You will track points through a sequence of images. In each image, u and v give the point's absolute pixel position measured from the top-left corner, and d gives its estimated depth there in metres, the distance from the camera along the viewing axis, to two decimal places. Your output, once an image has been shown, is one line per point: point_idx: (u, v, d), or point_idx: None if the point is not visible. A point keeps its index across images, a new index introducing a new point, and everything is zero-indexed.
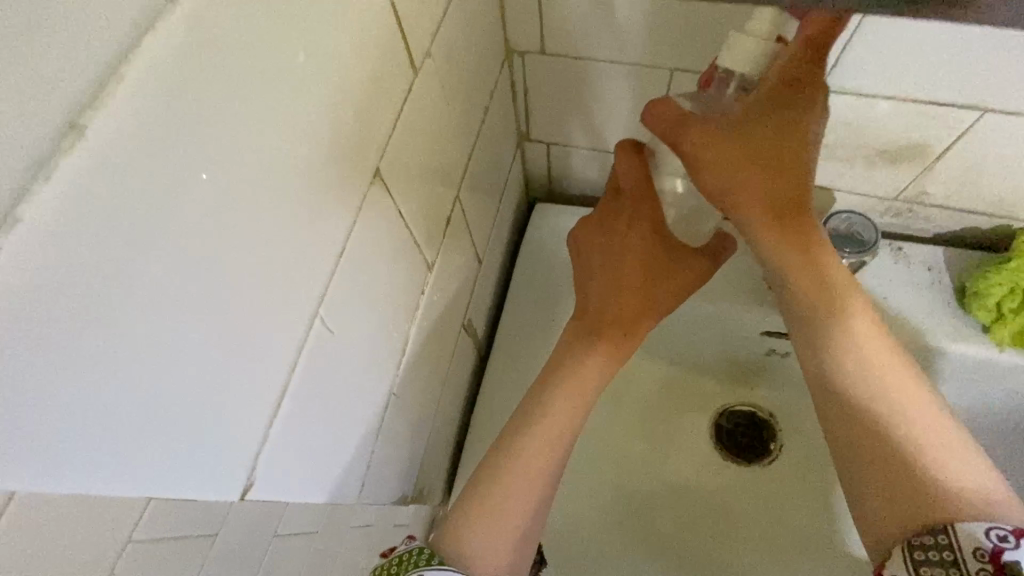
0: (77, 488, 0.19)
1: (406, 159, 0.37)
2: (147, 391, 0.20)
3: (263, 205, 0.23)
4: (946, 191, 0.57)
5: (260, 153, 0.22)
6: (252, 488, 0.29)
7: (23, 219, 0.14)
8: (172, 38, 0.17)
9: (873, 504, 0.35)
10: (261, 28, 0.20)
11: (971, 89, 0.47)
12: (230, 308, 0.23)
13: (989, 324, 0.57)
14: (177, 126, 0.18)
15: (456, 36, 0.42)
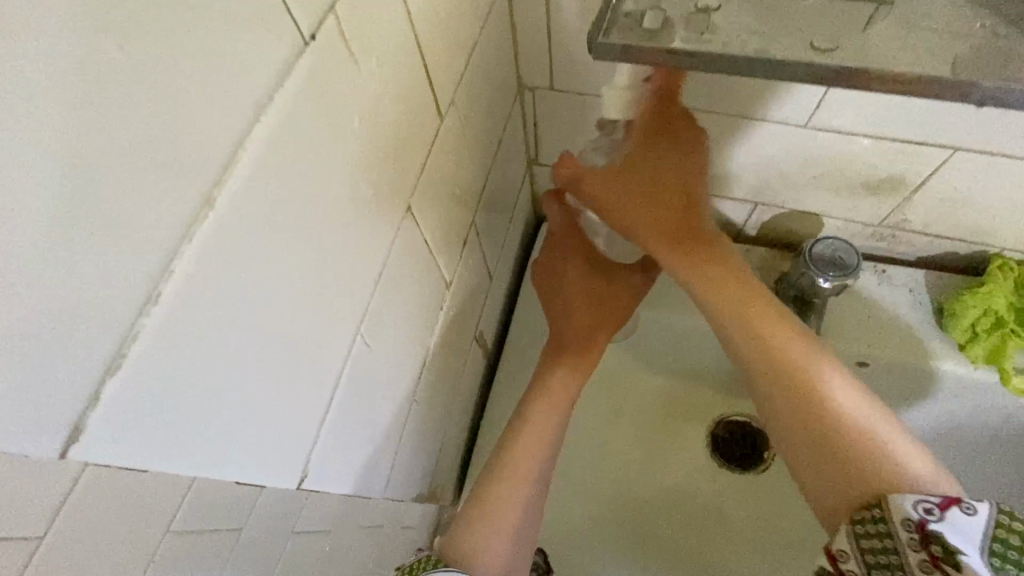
0: (183, 473, 0.24)
1: (431, 193, 0.42)
2: (239, 399, 0.26)
3: (321, 244, 0.28)
4: (925, 219, 0.61)
5: (320, 203, 0.27)
6: (307, 478, 0.34)
7: (174, 270, 0.20)
8: (267, 129, 0.22)
9: (823, 491, 0.38)
10: (324, 105, 0.26)
11: (942, 130, 0.52)
12: (299, 333, 0.28)
13: (964, 343, 0.61)
14: (268, 190, 0.23)
15: (476, 82, 0.47)
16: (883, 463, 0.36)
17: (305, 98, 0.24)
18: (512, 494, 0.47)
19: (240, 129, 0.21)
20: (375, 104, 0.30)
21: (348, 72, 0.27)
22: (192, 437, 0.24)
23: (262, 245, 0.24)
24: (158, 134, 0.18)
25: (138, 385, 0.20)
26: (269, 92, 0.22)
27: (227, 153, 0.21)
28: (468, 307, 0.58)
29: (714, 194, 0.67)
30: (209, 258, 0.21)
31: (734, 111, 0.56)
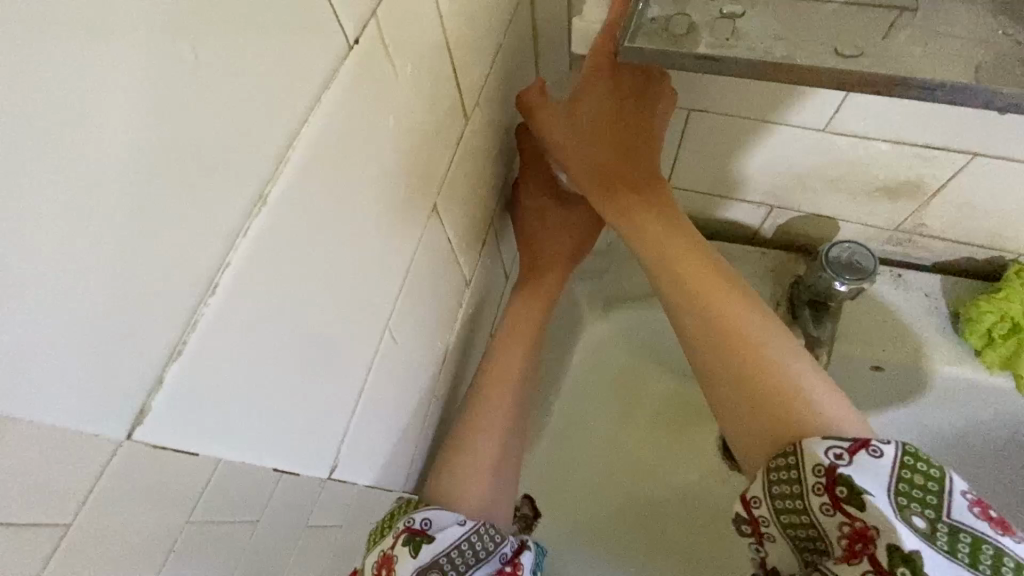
0: (227, 454, 0.26)
1: (456, 192, 0.43)
2: (279, 386, 0.27)
3: (356, 241, 0.29)
4: (943, 225, 0.61)
5: (358, 201, 0.28)
6: (336, 468, 0.35)
7: (230, 261, 0.22)
8: (314, 129, 0.24)
9: (745, 434, 0.38)
10: (365, 108, 0.27)
11: (961, 136, 0.52)
12: (337, 326, 0.30)
13: (980, 348, 0.61)
14: (311, 189, 0.25)
15: (500, 84, 0.48)
16: (801, 408, 0.36)
17: (346, 98, 0.25)
18: (485, 433, 0.50)
19: (289, 129, 0.23)
20: (410, 105, 0.31)
21: (385, 73, 0.28)
22: (235, 419, 0.26)
23: (305, 241, 0.25)
24: (216, 132, 0.20)
25: (190, 366, 0.22)
26: (316, 94, 0.24)
27: (277, 152, 0.23)
28: (489, 305, 0.59)
29: (731, 197, 0.68)
30: (257, 252, 0.23)
31: (753, 114, 0.56)
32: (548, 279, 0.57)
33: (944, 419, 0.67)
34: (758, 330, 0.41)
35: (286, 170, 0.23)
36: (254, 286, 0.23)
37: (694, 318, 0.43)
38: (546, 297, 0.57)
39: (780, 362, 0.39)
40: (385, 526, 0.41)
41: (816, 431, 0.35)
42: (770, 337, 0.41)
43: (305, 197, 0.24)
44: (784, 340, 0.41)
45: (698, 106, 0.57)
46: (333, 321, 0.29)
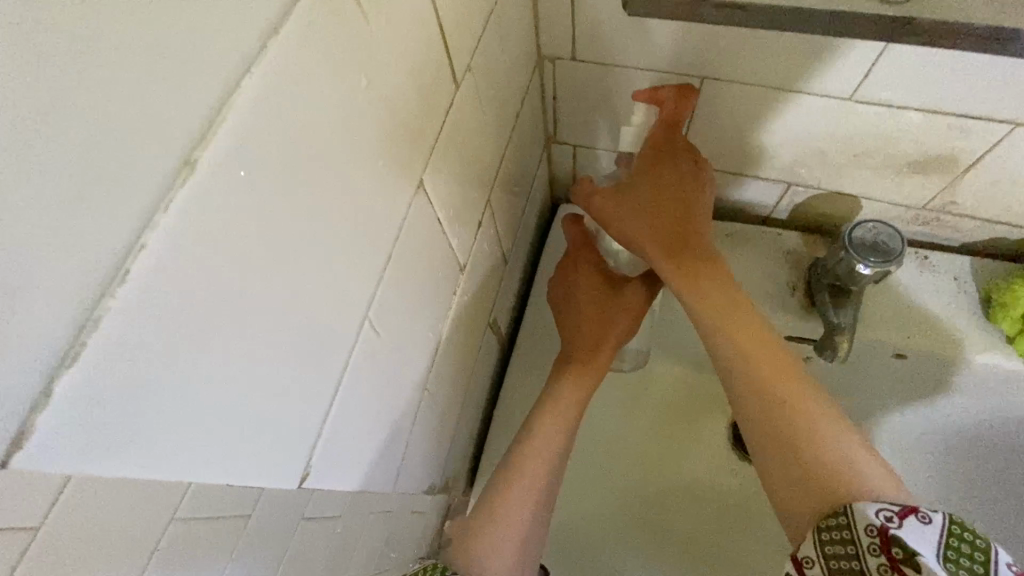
0: (167, 481, 0.22)
1: (447, 168, 0.39)
2: (232, 395, 0.23)
3: (323, 219, 0.25)
4: (976, 203, 0.57)
5: (324, 172, 0.24)
6: (309, 478, 0.31)
7: (145, 245, 0.17)
8: (261, 82, 0.19)
9: (793, 498, 0.39)
10: (335, 61, 0.23)
11: (1005, 103, 0.47)
12: (302, 320, 0.26)
13: (1013, 335, 0.57)
14: (260, 153, 0.20)
15: (493, 48, 0.43)
16: (842, 471, 0.38)
17: (303, 48, 0.21)
18: (518, 507, 0.49)
19: (228, 80, 0.18)
20: (385, 57, 0.27)
21: (357, 20, 0.24)
22: (176, 441, 0.21)
23: (252, 221, 0.21)
24: (124, 75, 0.15)
25: (105, 385, 0.17)
26: (264, 37, 0.19)
27: (212, 106, 0.18)
28: (485, 290, 0.55)
29: (745, 174, 0.63)
30: (188, 235, 0.18)
31: (772, 82, 0.52)
32: (600, 354, 0.58)
33: (969, 408, 0.63)
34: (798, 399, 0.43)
35: (223, 131, 0.18)
36: (190, 278, 0.19)
37: (744, 379, 0.45)
38: (598, 370, 0.58)
39: (821, 426, 0.41)
40: None
41: (861, 491, 0.36)
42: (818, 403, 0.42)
43: (251, 164, 0.20)
44: (831, 408, 0.42)
45: (714, 68, 0.52)
46: (296, 315, 0.25)
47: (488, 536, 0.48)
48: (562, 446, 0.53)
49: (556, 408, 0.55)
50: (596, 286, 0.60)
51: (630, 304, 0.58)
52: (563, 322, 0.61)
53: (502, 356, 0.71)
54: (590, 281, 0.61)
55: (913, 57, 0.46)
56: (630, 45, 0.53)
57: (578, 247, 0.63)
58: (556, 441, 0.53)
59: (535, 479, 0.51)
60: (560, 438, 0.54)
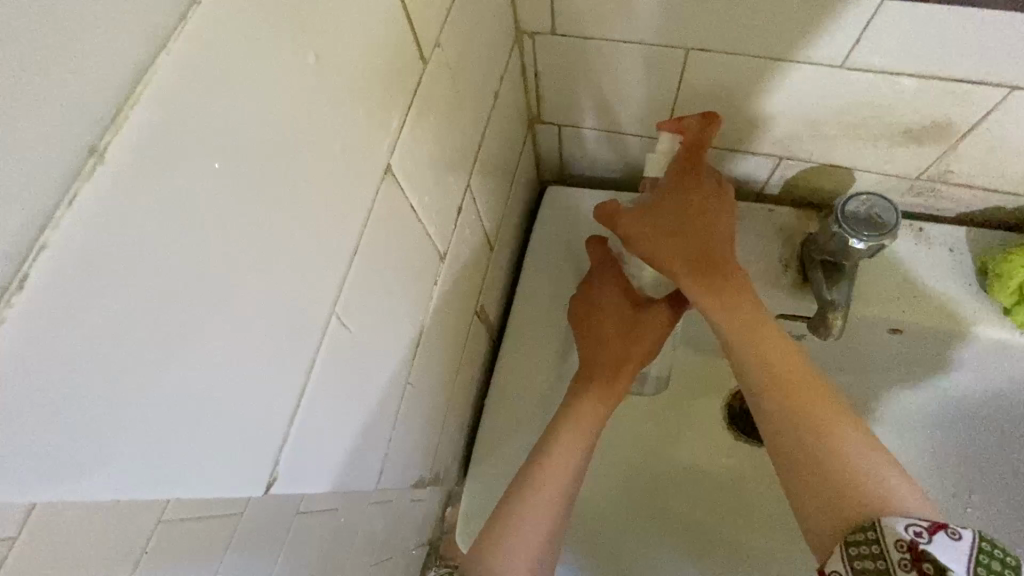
0: (104, 494, 0.20)
1: (419, 152, 0.37)
2: (168, 400, 0.22)
3: (266, 210, 0.24)
4: (972, 171, 0.55)
5: (264, 158, 0.23)
6: (276, 483, 0.30)
7: (49, 244, 0.15)
8: (177, 63, 0.18)
9: (815, 521, 0.39)
10: (271, 37, 0.22)
11: (997, 66, 0.45)
12: (249, 317, 0.25)
13: (1010, 306, 0.56)
14: (184, 138, 0.19)
15: (466, 23, 0.42)
16: (871, 494, 0.37)
17: (230, 23, 0.20)
18: (535, 518, 0.50)
19: (139, 57, 0.17)
20: (331, 33, 0.25)
21: None
22: (110, 448, 0.20)
23: (173, 214, 0.19)
24: (6, 56, 0.14)
25: (14, 394, 0.16)
26: (181, 10, 0.18)
27: (118, 87, 0.17)
28: (470, 278, 0.54)
29: (736, 149, 0.62)
30: (98, 232, 0.17)
31: (758, 51, 0.50)
32: (621, 377, 0.57)
33: (967, 382, 0.62)
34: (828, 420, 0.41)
35: (138, 117, 0.17)
36: (98, 281, 0.17)
37: (776, 404, 0.43)
38: (617, 393, 0.57)
39: (852, 450, 0.40)
40: None
41: (888, 509, 0.36)
42: (852, 424, 0.41)
43: (171, 154, 0.19)
44: (865, 427, 0.41)
45: (702, 36, 0.50)
46: (238, 313, 0.24)
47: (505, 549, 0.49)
48: (580, 459, 0.53)
49: (574, 428, 0.54)
50: (618, 304, 0.60)
51: (652, 324, 0.58)
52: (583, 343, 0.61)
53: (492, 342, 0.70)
54: (611, 298, 0.60)
55: (903, 18, 0.44)
56: (611, 16, 0.51)
57: (599, 266, 0.62)
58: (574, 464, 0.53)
59: (553, 500, 0.51)
60: (579, 458, 0.53)
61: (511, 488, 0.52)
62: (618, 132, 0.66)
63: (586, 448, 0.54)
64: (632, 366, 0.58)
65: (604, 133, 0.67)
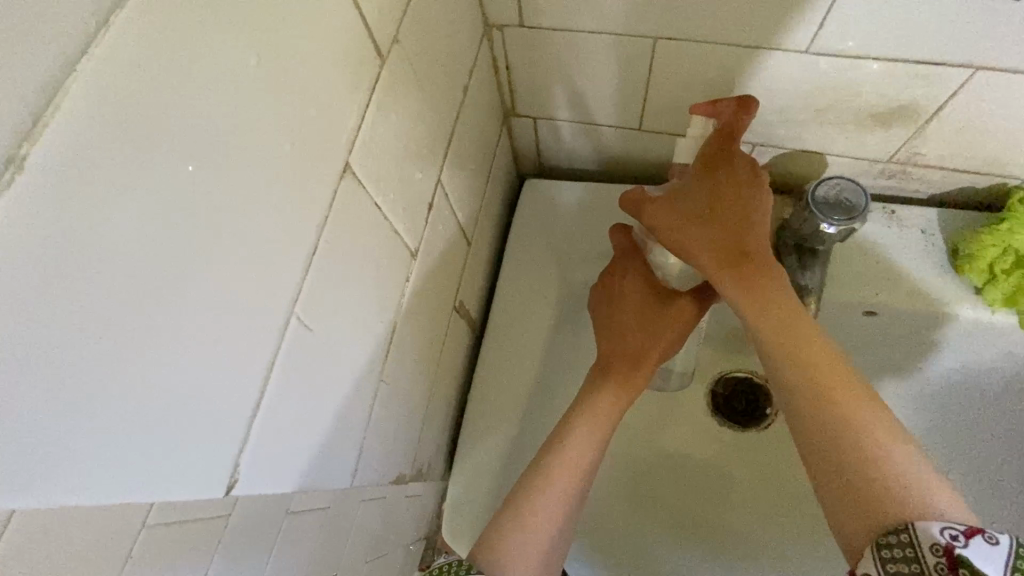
0: (52, 500, 0.21)
1: (381, 149, 0.37)
2: (112, 404, 0.22)
3: (213, 214, 0.24)
4: (940, 152, 0.56)
5: (207, 161, 0.23)
6: (237, 486, 0.30)
7: None
8: (98, 67, 0.18)
9: (843, 520, 0.37)
10: (209, 41, 0.22)
11: (958, 46, 0.46)
12: (201, 320, 0.25)
13: (981, 285, 0.57)
14: (112, 144, 0.19)
15: (427, 19, 0.41)
16: (905, 495, 0.36)
17: (159, 28, 0.20)
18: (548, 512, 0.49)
19: (60, 64, 0.17)
20: (276, 31, 0.26)
21: None
22: (60, 452, 0.20)
23: (103, 218, 0.19)
24: None
25: None
26: (103, 17, 0.18)
27: (37, 96, 0.17)
28: (445, 274, 0.54)
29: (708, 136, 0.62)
30: (25, 239, 0.17)
31: (724, 38, 0.50)
32: (641, 369, 0.57)
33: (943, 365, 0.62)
34: (865, 417, 0.40)
35: (60, 124, 0.17)
36: (27, 287, 0.18)
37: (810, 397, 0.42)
38: (636, 387, 0.57)
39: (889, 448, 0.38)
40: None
41: (923, 510, 0.35)
42: (889, 422, 0.40)
43: (94, 158, 0.19)
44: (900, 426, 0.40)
45: (667, 24, 0.50)
46: (187, 314, 0.24)
47: (513, 544, 0.47)
48: (596, 451, 0.53)
49: (588, 427, 0.53)
50: (640, 295, 0.59)
51: (676, 316, 0.58)
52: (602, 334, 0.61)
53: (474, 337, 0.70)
54: (631, 289, 0.60)
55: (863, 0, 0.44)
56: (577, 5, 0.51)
57: (622, 255, 0.62)
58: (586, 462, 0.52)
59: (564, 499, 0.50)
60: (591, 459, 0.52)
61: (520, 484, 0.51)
62: (593, 123, 0.66)
63: (601, 443, 0.53)
64: (649, 362, 0.57)
65: (579, 124, 0.67)
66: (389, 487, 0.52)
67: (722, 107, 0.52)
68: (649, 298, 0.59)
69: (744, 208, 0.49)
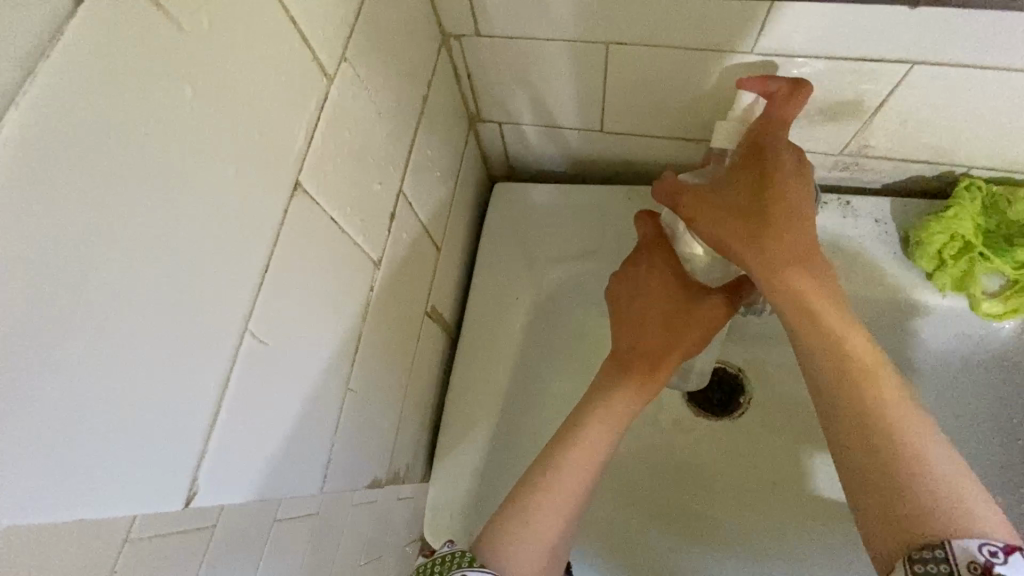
0: (13, 520, 0.22)
1: (333, 165, 0.38)
2: (67, 425, 0.23)
3: (156, 242, 0.25)
4: (888, 143, 0.58)
5: (146, 193, 0.25)
6: (197, 497, 0.31)
7: None
8: (18, 117, 0.19)
9: (875, 527, 0.37)
10: (137, 80, 0.23)
11: (894, 43, 0.47)
12: (151, 343, 0.26)
13: (932, 271, 0.59)
14: (42, 183, 0.20)
15: (377, 36, 0.43)
16: (944, 508, 0.35)
17: (84, 75, 0.21)
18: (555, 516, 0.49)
19: None
20: (208, 63, 0.27)
21: (155, 33, 0.24)
22: (18, 474, 0.21)
23: (39, 252, 0.21)
24: None
25: None
26: (27, 69, 0.20)
27: None
28: (413, 281, 0.55)
29: (667, 135, 0.64)
30: None
31: (674, 41, 0.52)
32: (662, 368, 0.58)
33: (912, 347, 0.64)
34: (908, 424, 0.40)
35: None
36: None
37: (850, 397, 0.42)
38: (656, 385, 0.58)
39: (929, 458, 0.38)
40: (435, 569, 0.43)
41: (959, 525, 0.35)
42: (927, 427, 0.40)
43: (21, 201, 0.20)
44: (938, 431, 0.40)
45: (615, 30, 0.52)
46: (132, 336, 0.25)
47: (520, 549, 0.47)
48: (607, 450, 0.53)
49: (601, 420, 0.54)
50: (667, 293, 0.60)
51: (703, 319, 0.58)
52: (623, 328, 0.61)
53: (449, 341, 0.71)
54: (659, 283, 0.60)
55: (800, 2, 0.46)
56: (527, 15, 0.52)
57: (649, 246, 0.62)
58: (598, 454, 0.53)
59: (570, 496, 0.50)
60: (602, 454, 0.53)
61: (525, 482, 0.52)
62: (557, 127, 0.67)
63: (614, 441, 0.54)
64: (672, 358, 0.58)
65: (544, 128, 0.68)
66: (367, 493, 0.53)
67: (773, 87, 0.50)
68: (676, 294, 0.60)
69: (794, 201, 0.48)
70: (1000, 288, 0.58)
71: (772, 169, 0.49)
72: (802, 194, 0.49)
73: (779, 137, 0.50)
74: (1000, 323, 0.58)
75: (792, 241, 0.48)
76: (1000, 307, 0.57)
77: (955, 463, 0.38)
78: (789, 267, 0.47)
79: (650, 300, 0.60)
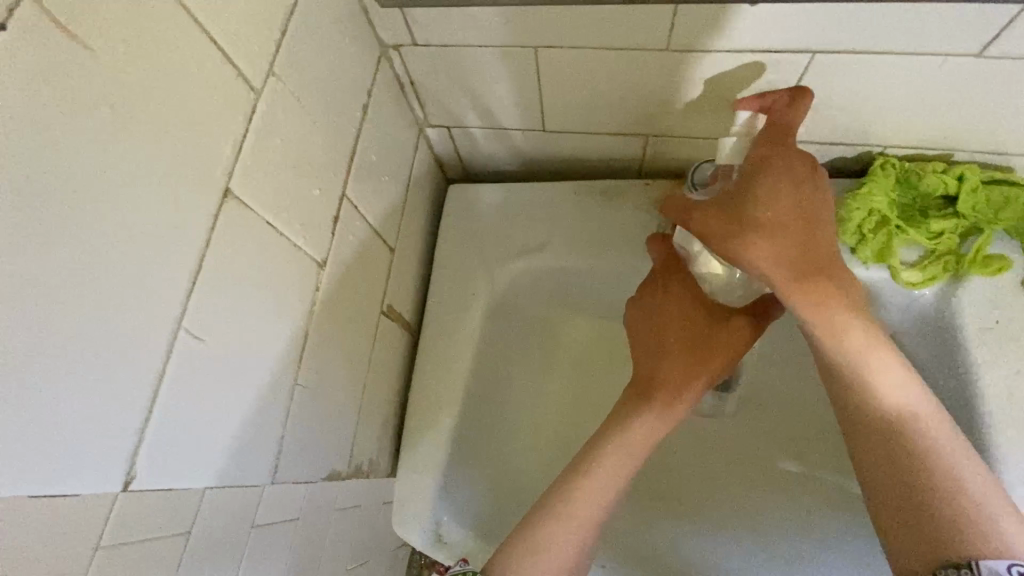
0: None
1: (267, 173, 0.41)
2: (22, 423, 0.27)
3: (89, 252, 0.28)
4: (806, 128, 0.61)
5: (75, 208, 0.27)
6: (150, 481, 0.34)
7: None
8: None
9: (910, 547, 0.40)
10: (62, 108, 0.26)
11: (794, 36, 0.51)
12: (99, 346, 0.30)
13: (855, 245, 0.63)
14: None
15: (305, 48, 0.45)
16: (974, 528, 0.39)
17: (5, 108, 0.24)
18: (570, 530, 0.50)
19: None
20: (127, 87, 0.29)
21: (75, 65, 0.27)
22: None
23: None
24: None
25: None
26: None
27: None
28: (365, 281, 0.57)
29: (606, 131, 0.68)
30: None
31: (596, 43, 0.55)
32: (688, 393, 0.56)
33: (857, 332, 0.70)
34: (931, 443, 0.44)
35: None
36: None
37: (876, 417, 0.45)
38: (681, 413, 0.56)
39: (953, 476, 0.42)
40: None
41: (990, 545, 0.38)
42: (953, 444, 0.44)
43: None
44: (961, 443, 0.44)
45: (548, 37, 0.55)
46: (56, 341, 0.27)
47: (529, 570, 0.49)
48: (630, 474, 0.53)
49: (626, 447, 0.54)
50: (692, 315, 0.59)
51: (732, 339, 0.58)
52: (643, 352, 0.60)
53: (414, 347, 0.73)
54: (681, 305, 0.60)
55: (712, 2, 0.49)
56: (463, 24, 0.55)
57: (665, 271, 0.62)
58: (614, 485, 0.53)
59: (579, 526, 0.51)
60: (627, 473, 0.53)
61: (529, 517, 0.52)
62: (503, 128, 0.70)
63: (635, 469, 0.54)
64: (702, 382, 0.56)
65: (490, 130, 0.71)
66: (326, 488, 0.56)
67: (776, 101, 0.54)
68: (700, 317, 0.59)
69: (812, 218, 0.48)
70: (918, 258, 0.62)
71: (785, 183, 0.48)
72: (816, 208, 0.49)
73: (788, 152, 0.50)
74: (919, 291, 0.63)
75: (813, 260, 0.47)
76: (918, 275, 0.61)
77: (978, 474, 0.42)
78: (819, 290, 0.47)
79: (671, 323, 0.59)
